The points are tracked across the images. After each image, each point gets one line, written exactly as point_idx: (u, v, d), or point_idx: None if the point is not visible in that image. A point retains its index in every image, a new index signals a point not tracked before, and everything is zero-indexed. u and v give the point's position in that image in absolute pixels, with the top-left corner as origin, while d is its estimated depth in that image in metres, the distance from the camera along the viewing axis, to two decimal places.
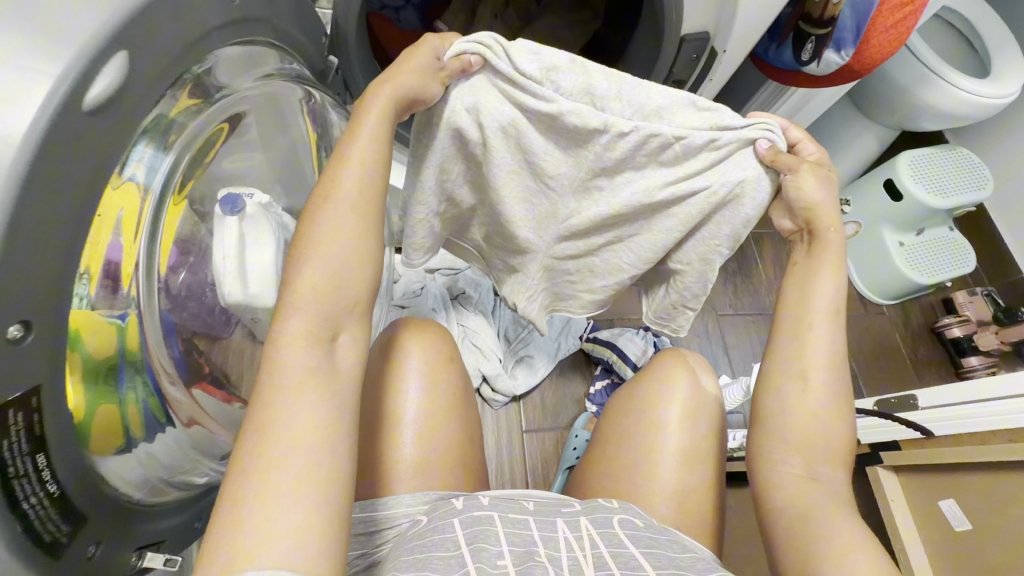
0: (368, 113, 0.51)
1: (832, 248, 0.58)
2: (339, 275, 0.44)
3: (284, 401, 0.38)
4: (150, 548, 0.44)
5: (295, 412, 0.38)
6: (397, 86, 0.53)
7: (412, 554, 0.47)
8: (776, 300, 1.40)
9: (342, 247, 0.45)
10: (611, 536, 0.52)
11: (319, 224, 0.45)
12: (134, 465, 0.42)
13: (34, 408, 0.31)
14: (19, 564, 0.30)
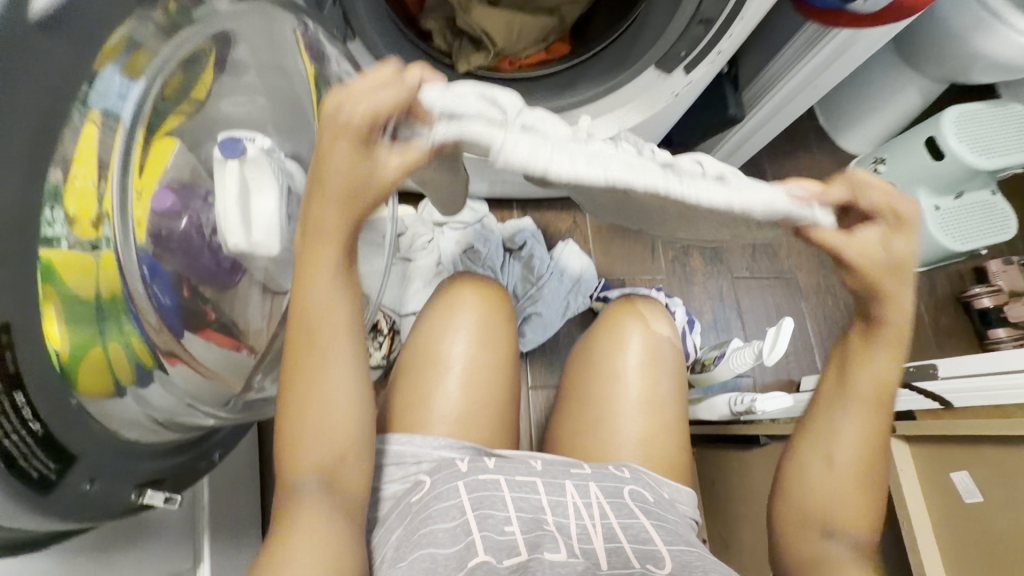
0: (327, 209, 0.45)
1: (890, 332, 0.54)
2: (333, 394, 0.47)
3: (297, 507, 0.44)
4: (150, 486, 0.45)
5: (305, 517, 0.44)
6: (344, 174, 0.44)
7: (417, 526, 0.50)
8: (795, 263, 1.35)
9: (335, 371, 0.47)
10: (621, 506, 0.54)
11: (314, 354, 0.47)
12: (125, 406, 0.42)
13: (4, 347, 0.30)
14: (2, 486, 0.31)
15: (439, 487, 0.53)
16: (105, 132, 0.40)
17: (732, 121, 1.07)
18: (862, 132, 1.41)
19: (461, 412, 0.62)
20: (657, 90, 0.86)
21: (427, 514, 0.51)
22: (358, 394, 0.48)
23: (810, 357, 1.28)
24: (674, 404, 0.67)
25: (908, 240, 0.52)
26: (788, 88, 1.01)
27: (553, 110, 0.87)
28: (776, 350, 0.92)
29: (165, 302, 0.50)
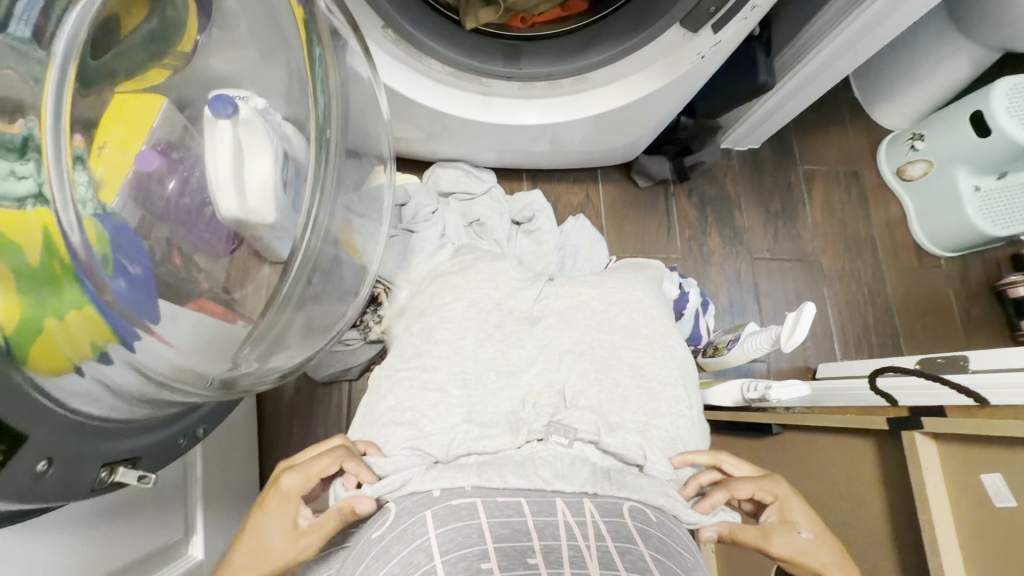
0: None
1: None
2: None
3: None
4: (124, 464, 0.45)
5: None
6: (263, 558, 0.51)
7: (377, 572, 0.47)
8: (818, 245, 1.29)
9: None
10: (620, 529, 0.50)
11: None
12: (86, 384, 0.42)
13: None
14: None
15: (405, 522, 0.50)
16: (21, 67, 0.38)
17: (761, 91, 0.99)
18: (900, 106, 1.31)
19: (455, 387, 0.62)
20: (681, 52, 0.79)
21: (390, 555, 0.47)
22: None
23: (829, 343, 1.23)
24: (671, 383, 0.66)
25: (808, 517, 0.59)
26: (826, 54, 0.93)
27: (566, 73, 0.82)
28: (795, 337, 0.87)
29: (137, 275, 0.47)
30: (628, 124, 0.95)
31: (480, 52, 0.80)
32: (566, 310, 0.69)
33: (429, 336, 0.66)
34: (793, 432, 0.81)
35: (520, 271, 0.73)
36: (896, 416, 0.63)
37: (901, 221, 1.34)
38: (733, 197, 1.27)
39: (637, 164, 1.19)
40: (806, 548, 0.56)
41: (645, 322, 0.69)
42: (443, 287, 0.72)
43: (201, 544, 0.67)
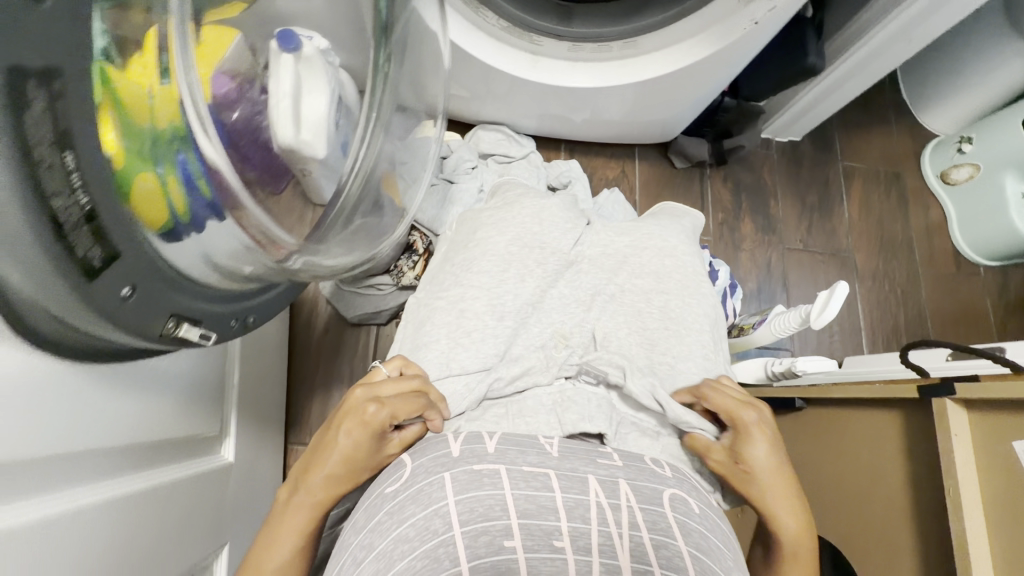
0: (327, 485, 0.51)
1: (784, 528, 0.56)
2: (280, 531, 0.50)
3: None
4: (188, 321, 0.42)
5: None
6: (344, 470, 0.51)
7: (391, 531, 0.43)
8: (853, 241, 1.27)
9: (299, 519, 0.50)
10: (657, 519, 0.44)
11: (274, 537, 0.49)
12: (188, 252, 0.43)
13: (56, 91, 0.26)
14: (31, 244, 0.27)
15: (421, 482, 0.46)
16: None
17: (810, 73, 0.99)
18: (952, 107, 1.28)
19: (488, 313, 0.63)
20: (734, 18, 0.79)
21: (405, 516, 0.44)
22: (300, 535, 0.50)
23: (857, 340, 1.21)
24: (698, 340, 0.67)
25: (760, 447, 0.57)
26: (880, 39, 0.92)
27: (616, 35, 0.84)
28: (826, 314, 0.85)
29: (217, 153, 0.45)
30: (671, 94, 0.96)
31: (534, 7, 0.82)
32: (599, 255, 0.70)
33: (467, 263, 0.67)
34: (816, 408, 0.81)
35: (561, 210, 0.73)
36: (926, 385, 0.62)
37: (941, 225, 1.31)
38: (770, 186, 1.27)
39: (675, 145, 1.20)
40: (736, 472, 0.57)
41: (677, 267, 0.71)
42: (487, 221, 0.72)
43: (232, 447, 0.70)
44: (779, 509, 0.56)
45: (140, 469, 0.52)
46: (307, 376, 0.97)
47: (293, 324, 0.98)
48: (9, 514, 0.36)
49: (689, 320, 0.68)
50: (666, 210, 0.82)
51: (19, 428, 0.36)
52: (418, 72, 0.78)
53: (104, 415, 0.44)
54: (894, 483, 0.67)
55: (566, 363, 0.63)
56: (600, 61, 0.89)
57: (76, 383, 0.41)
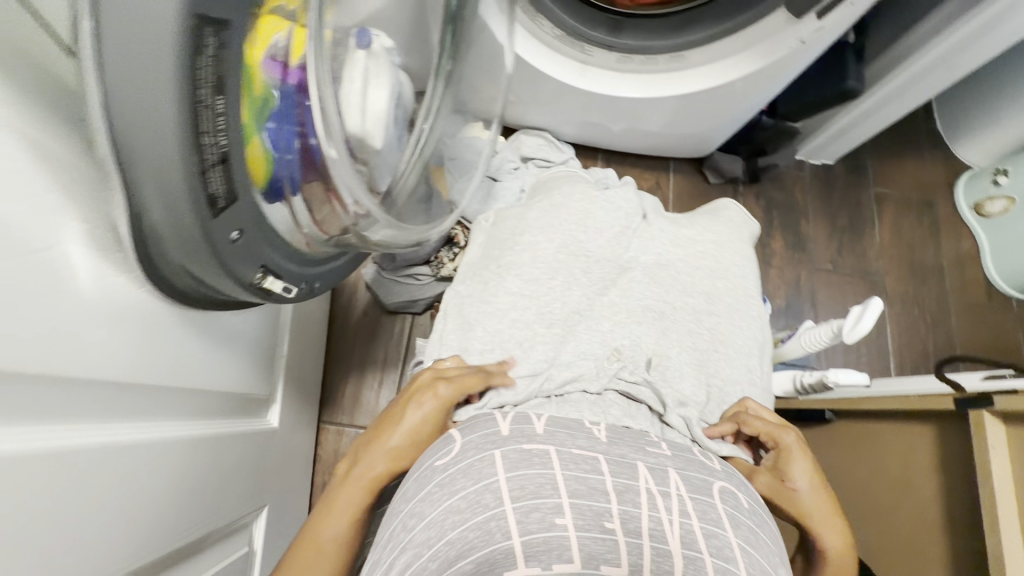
0: (388, 458, 0.52)
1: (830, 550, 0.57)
2: (340, 499, 0.51)
3: (325, 541, 0.50)
4: (272, 274, 0.46)
5: (329, 541, 0.50)
6: (407, 445, 0.52)
7: (441, 502, 0.42)
8: (883, 265, 1.28)
9: (355, 489, 0.51)
10: (707, 510, 0.44)
11: (336, 504, 0.51)
12: (279, 212, 0.47)
13: (218, 42, 0.29)
14: (178, 175, 0.30)
15: (471, 457, 0.45)
16: None
17: (848, 95, 1.02)
18: (982, 142, 1.29)
19: (532, 302, 0.63)
20: (781, 36, 0.82)
21: (455, 488, 0.43)
22: (358, 504, 0.51)
23: (884, 362, 1.21)
24: (755, 340, 0.70)
25: (804, 467, 0.58)
26: (919, 67, 0.95)
27: (665, 48, 0.88)
28: (860, 328, 0.86)
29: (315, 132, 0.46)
30: (712, 108, 0.98)
31: (588, 18, 0.86)
32: (652, 264, 0.68)
33: (517, 272, 0.64)
34: (845, 420, 0.83)
35: (603, 213, 0.69)
36: (964, 397, 0.63)
37: (974, 256, 1.30)
38: (801, 206, 1.28)
39: (710, 160, 1.23)
40: (784, 494, 0.58)
41: (728, 289, 0.69)
42: (534, 222, 0.67)
43: (277, 413, 0.73)
44: (825, 529, 0.57)
45: (210, 418, 0.56)
46: (344, 357, 1.01)
47: (333, 306, 1.02)
48: (97, 433, 0.39)
49: (746, 335, 0.68)
50: (730, 213, 0.77)
51: (130, 355, 0.40)
52: (478, 74, 0.82)
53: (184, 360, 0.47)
54: (924, 497, 0.68)
55: (601, 345, 0.62)
56: (646, 72, 0.93)
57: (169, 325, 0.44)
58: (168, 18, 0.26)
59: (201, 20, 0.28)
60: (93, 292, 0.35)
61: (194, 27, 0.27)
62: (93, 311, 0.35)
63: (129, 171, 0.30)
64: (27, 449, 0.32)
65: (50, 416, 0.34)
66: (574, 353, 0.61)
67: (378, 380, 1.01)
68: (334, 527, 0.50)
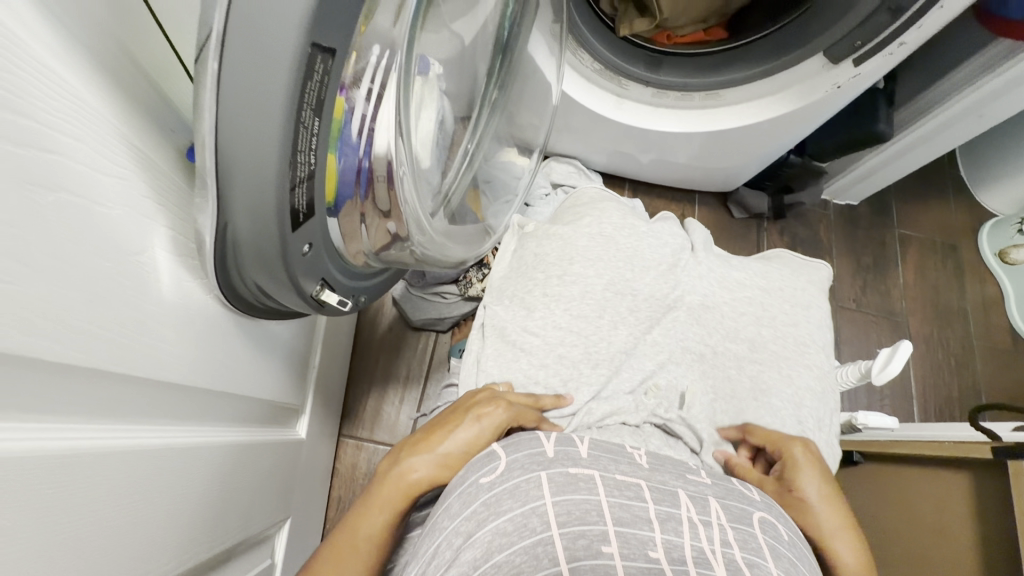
0: (433, 464, 0.51)
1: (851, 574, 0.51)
2: (379, 497, 0.51)
3: (361, 537, 0.50)
4: (328, 287, 0.47)
5: (364, 537, 0.50)
6: (455, 455, 0.52)
7: (488, 522, 0.42)
8: (908, 306, 1.27)
9: (395, 489, 0.51)
10: (748, 539, 0.43)
11: (375, 503, 0.50)
12: (343, 227, 0.48)
13: (327, 69, 0.31)
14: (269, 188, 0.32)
15: (518, 478, 0.45)
16: None
17: (878, 138, 1.03)
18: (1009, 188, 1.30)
19: (574, 333, 0.61)
20: (817, 80, 0.85)
21: (501, 510, 0.43)
22: (394, 505, 0.50)
23: (908, 406, 1.19)
24: (810, 390, 0.67)
25: (813, 476, 0.55)
26: (949, 114, 0.96)
27: (701, 86, 0.90)
28: (888, 370, 0.85)
29: (385, 161, 0.46)
30: (743, 145, 1.01)
31: (627, 54, 0.89)
32: (698, 306, 0.66)
33: (566, 307, 0.62)
34: (875, 463, 0.82)
35: (650, 250, 0.67)
36: (1002, 445, 0.62)
37: (999, 302, 1.29)
38: (826, 244, 1.29)
39: (736, 195, 1.25)
40: (792, 503, 0.54)
41: (774, 338, 0.67)
42: (581, 245, 0.65)
43: (305, 424, 0.73)
44: (840, 546, 0.52)
45: (248, 426, 0.54)
46: (368, 370, 1.01)
47: (359, 318, 1.03)
48: (149, 434, 0.37)
49: (797, 383, 0.66)
50: (782, 259, 0.76)
51: (196, 356, 0.40)
52: (525, 106, 0.85)
53: (238, 364, 0.48)
54: (961, 546, 0.67)
55: (639, 381, 0.62)
56: (681, 108, 0.96)
57: (228, 331, 0.45)
58: (289, 46, 0.28)
59: (316, 49, 0.29)
60: (170, 295, 0.36)
61: (309, 56, 0.29)
62: (170, 312, 0.36)
63: (225, 181, 0.32)
64: (96, 444, 0.31)
65: (119, 415, 0.34)
66: (614, 386, 0.61)
67: (400, 397, 1.01)
68: (373, 523, 0.50)
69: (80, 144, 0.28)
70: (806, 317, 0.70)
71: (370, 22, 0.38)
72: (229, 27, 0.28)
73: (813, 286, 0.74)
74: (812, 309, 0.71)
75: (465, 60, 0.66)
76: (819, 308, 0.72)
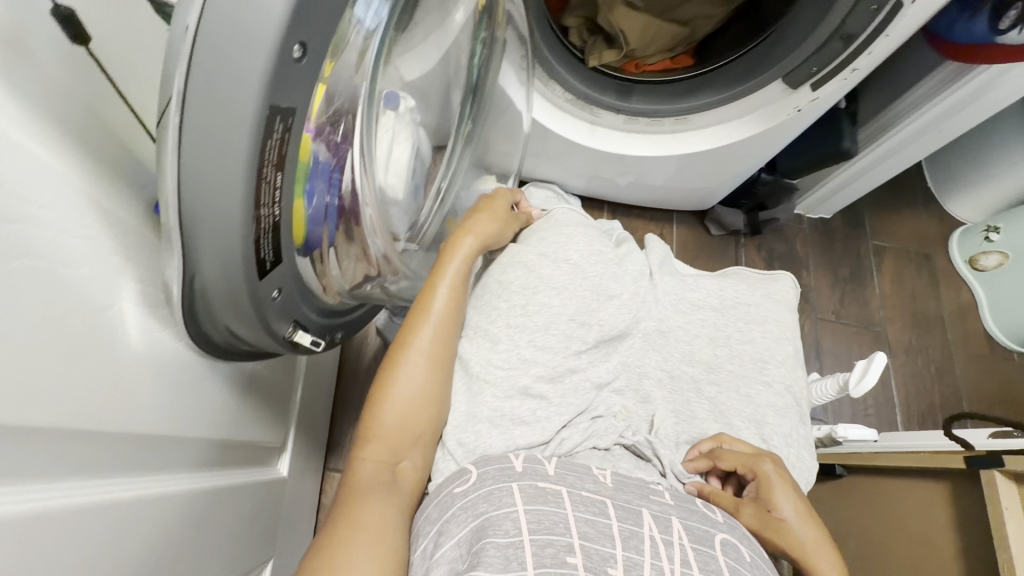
0: (476, 231, 0.65)
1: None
2: (444, 273, 0.61)
3: (436, 303, 0.59)
4: (301, 328, 0.47)
5: (439, 302, 0.59)
6: (487, 223, 0.66)
7: (465, 525, 0.43)
8: (886, 315, 1.30)
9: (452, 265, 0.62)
10: (707, 560, 0.44)
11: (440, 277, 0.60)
12: (313, 268, 0.49)
13: (288, 128, 0.33)
14: (234, 242, 0.33)
15: (490, 486, 0.46)
16: None
17: (844, 155, 1.06)
18: (977, 197, 1.35)
19: (541, 364, 0.61)
20: (779, 103, 0.88)
21: (477, 513, 0.43)
22: (458, 275, 0.61)
23: (891, 415, 1.21)
24: (772, 406, 0.68)
25: (789, 495, 0.56)
26: (908, 131, 1.00)
27: (671, 112, 0.93)
28: (864, 383, 0.86)
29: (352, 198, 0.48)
30: (715, 165, 1.03)
31: (597, 84, 0.92)
32: (654, 332, 0.68)
33: (530, 338, 0.62)
34: (857, 476, 0.83)
35: (615, 281, 0.68)
36: (976, 455, 0.64)
37: (972, 308, 1.33)
38: (802, 258, 1.32)
39: (712, 213, 1.27)
40: (773, 526, 0.54)
41: (730, 357, 0.69)
42: (547, 274, 0.66)
43: (286, 463, 0.73)
44: (823, 562, 0.54)
45: (227, 469, 0.54)
46: (352, 403, 1.01)
47: (344, 352, 1.03)
48: (130, 487, 0.37)
49: (758, 402, 0.68)
50: (739, 275, 0.78)
51: (171, 405, 0.41)
52: (498, 137, 0.87)
53: (214, 408, 0.48)
54: (945, 557, 0.67)
55: (606, 408, 0.63)
56: (653, 133, 0.99)
57: (203, 375, 0.45)
58: (248, 109, 0.29)
59: (274, 112, 0.31)
60: (140, 347, 0.37)
61: (268, 119, 0.30)
62: (142, 365, 0.37)
63: (191, 236, 0.32)
64: (75, 503, 0.31)
65: (96, 473, 0.34)
66: (582, 415, 0.62)
67: None
68: (441, 285, 0.60)
69: (47, 211, 0.29)
70: (762, 331, 0.72)
71: (334, 77, 0.40)
72: (187, 96, 0.29)
73: (782, 307, 0.75)
74: (768, 323, 0.73)
75: (434, 95, 0.68)
76: (777, 321, 0.74)
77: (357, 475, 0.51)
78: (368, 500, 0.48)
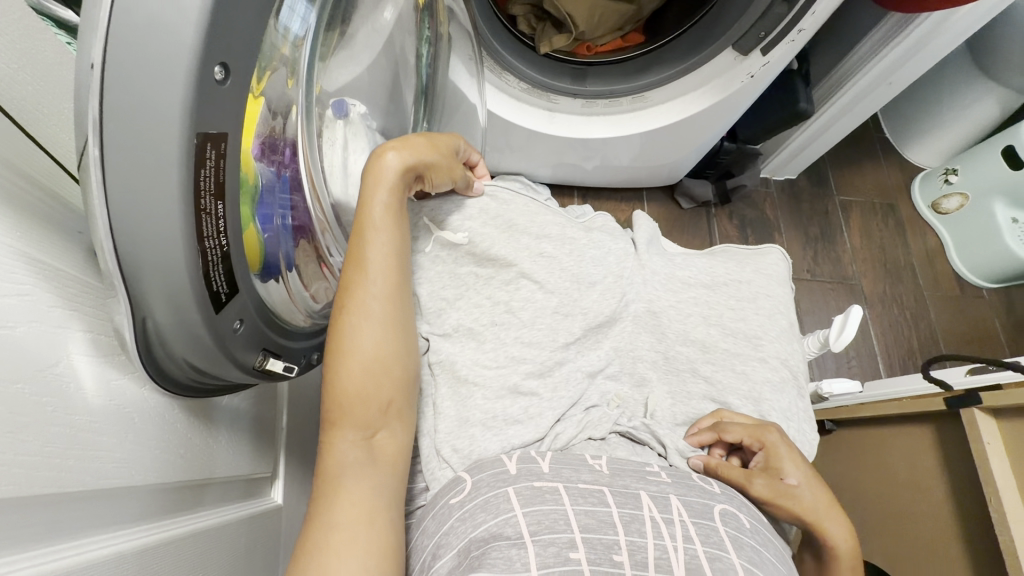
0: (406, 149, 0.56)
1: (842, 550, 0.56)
2: (375, 215, 0.52)
3: (372, 251, 0.51)
4: (272, 355, 0.46)
5: (376, 252, 0.51)
6: (419, 146, 0.57)
7: (465, 536, 0.42)
8: (859, 267, 1.33)
9: (380, 204, 0.53)
10: (710, 532, 0.44)
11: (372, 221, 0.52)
12: (277, 292, 0.47)
13: (223, 153, 0.31)
14: (181, 278, 0.31)
15: (486, 493, 0.45)
16: None
17: (801, 115, 1.08)
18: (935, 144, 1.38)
19: (529, 361, 0.61)
20: (731, 72, 0.89)
21: (477, 523, 0.43)
22: (393, 217, 0.53)
23: (873, 363, 1.24)
24: (760, 373, 0.69)
25: (797, 464, 0.58)
26: (861, 84, 1.02)
27: (627, 91, 0.93)
28: (843, 337, 0.88)
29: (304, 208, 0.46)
30: (679, 138, 1.03)
31: (550, 70, 0.92)
32: (645, 313, 0.68)
33: (516, 335, 0.62)
34: (848, 430, 0.85)
35: (593, 266, 0.68)
36: (952, 396, 0.66)
37: (940, 251, 1.36)
38: (773, 221, 1.34)
39: (681, 187, 1.28)
40: (784, 493, 0.55)
41: (724, 337, 0.70)
42: (526, 266, 0.65)
43: (281, 490, 0.71)
44: (830, 523, 0.56)
45: (216, 505, 0.53)
46: None
47: None
48: (118, 539, 0.36)
49: (754, 379, 0.69)
50: (727, 254, 0.78)
51: (144, 451, 0.39)
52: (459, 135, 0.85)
53: (193, 447, 0.47)
54: (936, 497, 0.69)
55: (597, 397, 0.63)
56: (612, 114, 0.98)
57: (174, 416, 0.44)
58: (174, 138, 0.28)
59: (203, 139, 0.30)
60: (98, 399, 0.35)
61: (197, 148, 0.29)
62: (104, 415, 0.35)
63: (135, 277, 0.31)
64: (60, 565, 0.30)
65: (73, 532, 0.33)
66: (574, 407, 0.62)
67: None
68: (374, 229, 0.52)
69: None
70: (756, 309, 0.73)
71: (270, 91, 0.39)
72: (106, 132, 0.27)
73: (761, 276, 0.76)
74: (760, 300, 0.74)
75: (385, 98, 0.67)
76: (769, 297, 0.74)
77: (326, 463, 0.46)
78: (348, 485, 0.44)
